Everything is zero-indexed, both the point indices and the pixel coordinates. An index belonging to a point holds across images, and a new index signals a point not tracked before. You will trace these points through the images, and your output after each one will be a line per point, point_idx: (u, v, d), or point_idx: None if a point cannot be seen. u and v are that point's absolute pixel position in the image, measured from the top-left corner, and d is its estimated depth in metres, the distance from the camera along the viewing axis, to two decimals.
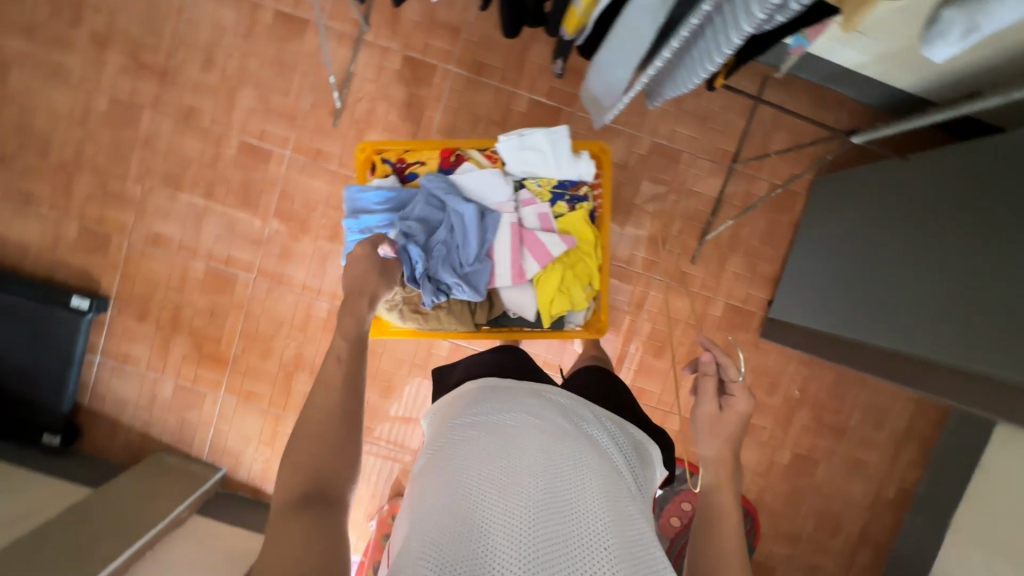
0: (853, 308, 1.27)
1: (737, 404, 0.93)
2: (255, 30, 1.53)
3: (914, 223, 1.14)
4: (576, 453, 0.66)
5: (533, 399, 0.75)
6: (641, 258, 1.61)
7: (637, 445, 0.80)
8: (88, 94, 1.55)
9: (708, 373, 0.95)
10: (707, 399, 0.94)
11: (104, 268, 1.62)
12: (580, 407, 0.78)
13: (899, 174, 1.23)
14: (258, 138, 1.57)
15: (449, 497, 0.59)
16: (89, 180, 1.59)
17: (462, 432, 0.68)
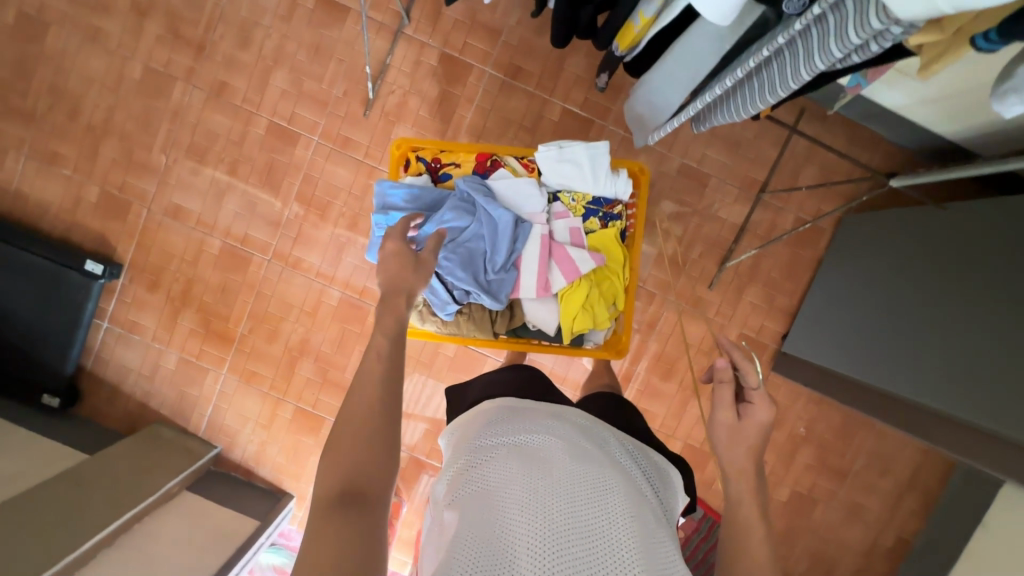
0: (860, 351, 1.25)
1: (756, 413, 0.91)
2: (296, 13, 1.52)
3: (944, 276, 1.11)
4: (600, 476, 0.64)
5: (553, 419, 0.74)
6: (658, 279, 1.60)
7: (656, 470, 0.78)
8: (123, 60, 1.55)
9: (727, 382, 0.93)
10: (727, 408, 0.92)
11: (121, 234, 1.61)
12: (599, 428, 0.76)
13: (931, 223, 1.19)
14: (287, 121, 1.56)
15: (472, 523, 0.59)
16: (115, 146, 1.58)
17: (483, 453, 0.68)
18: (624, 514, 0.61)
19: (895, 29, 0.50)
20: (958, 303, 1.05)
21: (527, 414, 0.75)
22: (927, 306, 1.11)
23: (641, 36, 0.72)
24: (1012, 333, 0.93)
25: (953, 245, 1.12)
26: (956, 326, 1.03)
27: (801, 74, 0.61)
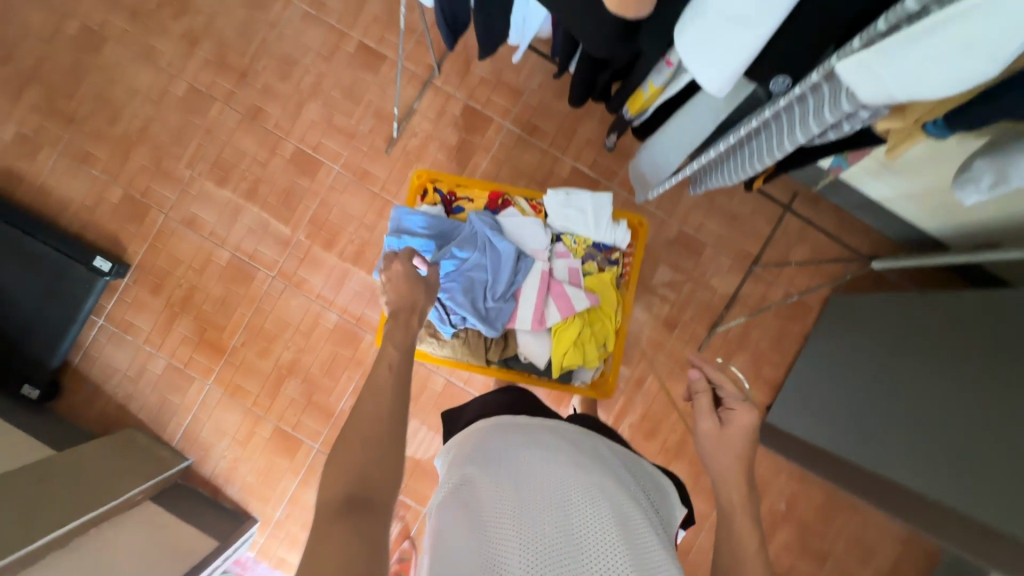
0: (846, 422, 1.29)
1: (738, 418, 0.92)
2: (337, 55, 1.65)
3: (927, 356, 1.15)
4: (590, 486, 0.66)
5: (547, 436, 0.77)
6: (649, 337, 1.64)
7: (651, 490, 0.79)
8: (169, 77, 1.66)
9: (705, 393, 0.96)
10: (708, 417, 0.94)
11: (134, 236, 1.66)
12: (593, 446, 0.79)
13: (917, 309, 1.24)
14: (313, 149, 1.65)
15: (466, 529, 0.61)
16: (145, 153, 1.66)
17: (479, 465, 0.71)
18: (613, 520, 0.62)
19: (864, 112, 0.57)
20: (935, 383, 1.10)
21: (524, 434, 0.78)
22: (908, 384, 1.16)
23: (648, 102, 0.80)
24: (978, 415, 0.98)
25: (930, 328, 1.19)
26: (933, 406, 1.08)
27: (787, 144, 0.69)
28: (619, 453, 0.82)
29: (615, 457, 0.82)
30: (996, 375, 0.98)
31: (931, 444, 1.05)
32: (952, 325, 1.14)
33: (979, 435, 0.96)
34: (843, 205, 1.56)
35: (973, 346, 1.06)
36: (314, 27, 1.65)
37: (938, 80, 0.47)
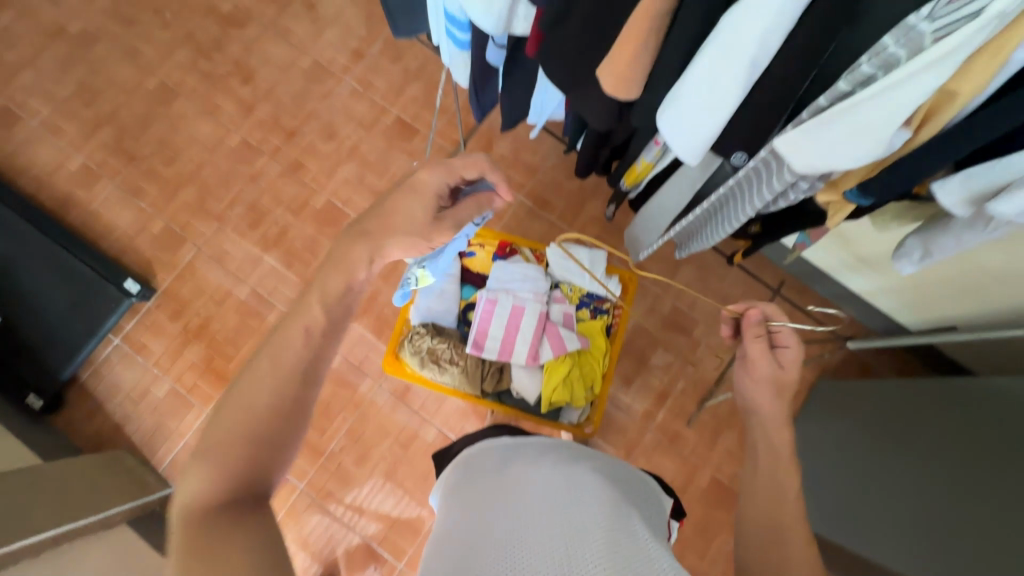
0: (821, 488, 1.34)
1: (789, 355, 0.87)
2: (376, 125, 1.86)
3: (908, 435, 1.18)
4: (579, 497, 0.71)
5: (544, 465, 0.83)
6: (639, 408, 1.66)
7: (648, 513, 0.79)
8: (226, 131, 1.87)
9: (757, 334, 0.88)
10: (762, 355, 0.87)
11: (166, 265, 1.79)
12: (586, 468, 0.82)
13: (899, 390, 1.28)
14: (343, 203, 1.82)
15: (468, 544, 0.67)
16: (192, 193, 1.83)
17: (485, 498, 0.78)
18: (601, 521, 0.65)
19: (804, 182, 0.61)
20: (901, 451, 1.16)
21: (532, 458, 0.87)
22: (876, 452, 1.22)
23: (648, 172, 0.90)
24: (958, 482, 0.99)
25: (903, 399, 1.26)
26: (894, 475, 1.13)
27: (748, 210, 0.72)
28: (611, 471, 0.86)
29: (614, 475, 0.84)
30: (976, 452, 1.01)
31: (889, 509, 1.10)
32: (924, 401, 1.21)
33: (927, 500, 1.02)
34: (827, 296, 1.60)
35: (941, 421, 1.13)
36: (360, 101, 1.87)
37: (854, 156, 0.50)
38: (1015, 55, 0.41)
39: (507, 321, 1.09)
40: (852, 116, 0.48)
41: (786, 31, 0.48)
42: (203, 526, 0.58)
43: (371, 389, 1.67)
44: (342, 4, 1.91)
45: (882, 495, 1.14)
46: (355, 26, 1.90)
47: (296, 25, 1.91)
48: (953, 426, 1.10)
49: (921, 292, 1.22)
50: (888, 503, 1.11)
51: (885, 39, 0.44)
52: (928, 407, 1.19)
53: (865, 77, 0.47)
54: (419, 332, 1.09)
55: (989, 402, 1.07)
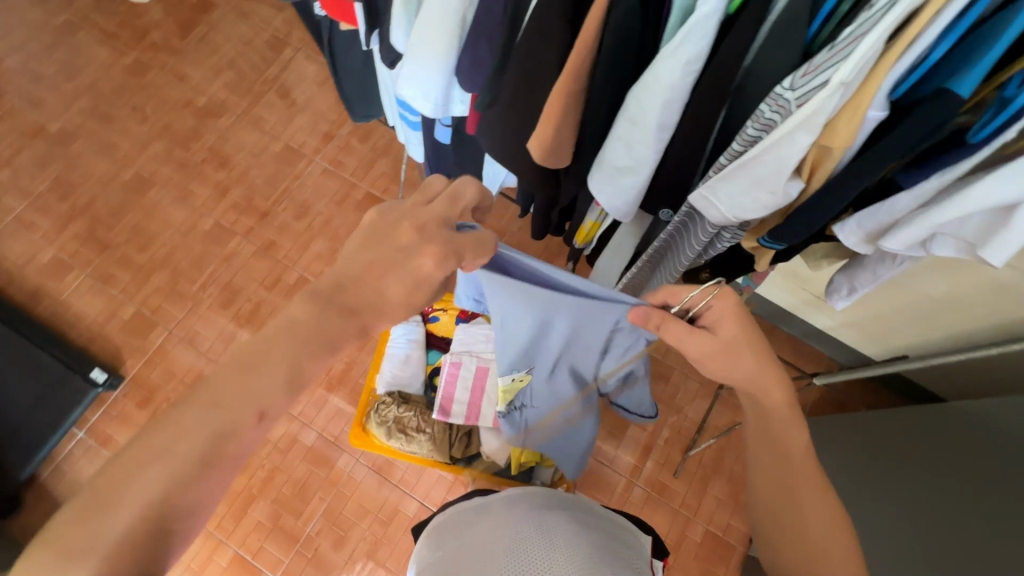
0: None
1: (720, 310, 0.69)
2: (347, 201, 1.91)
3: (894, 461, 1.15)
4: (545, 547, 0.71)
5: (519, 513, 0.81)
6: (626, 461, 1.57)
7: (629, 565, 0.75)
8: (200, 215, 1.91)
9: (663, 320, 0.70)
10: (689, 339, 0.69)
11: (136, 351, 1.76)
12: (563, 516, 0.80)
13: (884, 422, 1.26)
14: (316, 277, 1.83)
15: None
16: (164, 277, 1.84)
17: (458, 549, 0.78)
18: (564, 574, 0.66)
19: (725, 234, 0.67)
20: (889, 474, 1.13)
21: (507, 507, 0.84)
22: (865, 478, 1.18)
23: (598, 230, 0.94)
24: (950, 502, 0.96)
25: (888, 423, 1.24)
26: (884, 495, 1.10)
27: (686, 256, 0.76)
28: (591, 520, 0.82)
29: (594, 522, 0.81)
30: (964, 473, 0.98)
31: (879, 531, 1.05)
32: (909, 423, 1.20)
33: (921, 522, 0.98)
34: (794, 334, 1.58)
35: (929, 441, 1.12)
36: (330, 179, 1.94)
37: (757, 205, 0.55)
38: (870, 112, 0.45)
39: (472, 382, 1.09)
40: (746, 173, 0.52)
41: (677, 105, 0.54)
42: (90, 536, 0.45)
43: (348, 465, 1.61)
44: (313, 92, 2.03)
45: (870, 517, 1.09)
46: (326, 112, 2.01)
47: (269, 114, 2.01)
48: (941, 445, 1.08)
49: (879, 324, 1.25)
50: (877, 525, 1.07)
51: (761, 105, 0.49)
52: (918, 428, 1.17)
53: (751, 138, 0.52)
54: (384, 402, 1.09)
55: (972, 422, 1.07)
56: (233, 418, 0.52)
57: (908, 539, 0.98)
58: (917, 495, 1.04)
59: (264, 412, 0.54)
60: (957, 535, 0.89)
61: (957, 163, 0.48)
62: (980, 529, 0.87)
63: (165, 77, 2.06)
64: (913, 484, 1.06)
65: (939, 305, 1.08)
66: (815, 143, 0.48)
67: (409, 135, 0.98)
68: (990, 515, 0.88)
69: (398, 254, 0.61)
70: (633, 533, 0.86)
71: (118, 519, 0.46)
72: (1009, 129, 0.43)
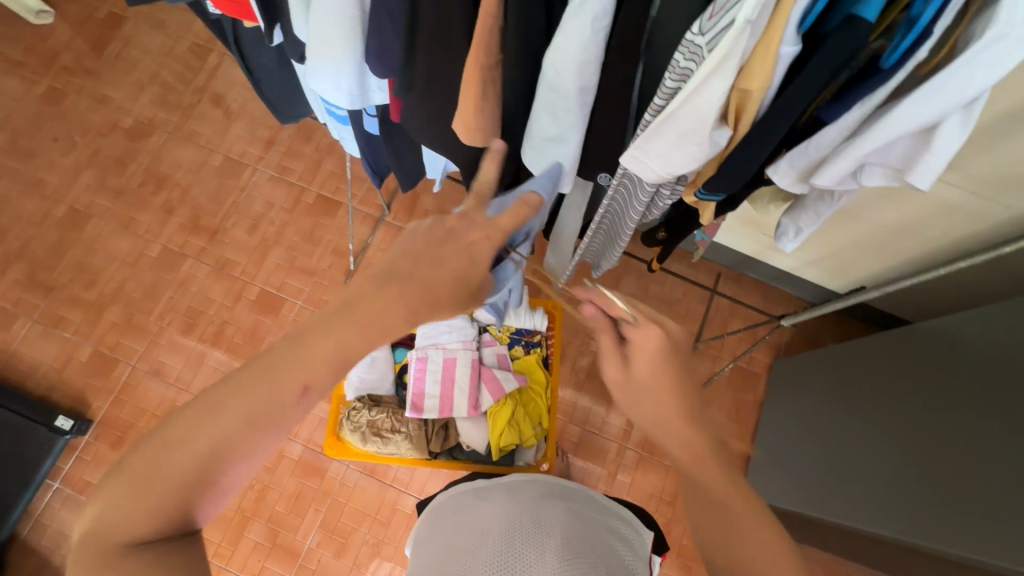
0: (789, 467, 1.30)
1: (641, 344, 0.73)
2: (298, 206, 1.84)
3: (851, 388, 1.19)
4: (534, 542, 0.71)
5: (505, 504, 0.82)
6: (615, 426, 1.58)
7: (610, 548, 0.76)
8: (146, 242, 1.82)
9: (601, 327, 0.77)
10: (610, 355, 0.75)
11: (101, 392, 1.69)
12: (546, 505, 0.80)
13: (836, 350, 1.29)
14: (277, 289, 1.77)
15: None
16: (118, 311, 1.76)
17: (443, 545, 0.78)
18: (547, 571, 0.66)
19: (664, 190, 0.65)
20: (847, 402, 1.17)
21: (494, 498, 0.85)
22: (831, 410, 1.22)
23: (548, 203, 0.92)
24: (902, 415, 1.00)
25: (842, 351, 1.27)
26: (862, 433, 1.09)
27: (631, 218, 0.75)
28: (578, 507, 0.83)
29: (578, 508, 0.82)
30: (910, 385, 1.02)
31: (874, 475, 1.00)
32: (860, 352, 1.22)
33: (884, 442, 1.01)
34: (761, 278, 1.59)
35: (892, 370, 1.09)
36: (278, 187, 1.86)
37: (686, 158, 0.53)
38: (783, 49, 0.44)
39: (441, 375, 1.08)
40: (671, 128, 0.51)
41: (593, 65, 0.52)
42: (164, 455, 0.51)
43: (339, 472, 1.59)
44: (246, 97, 1.94)
45: (839, 447, 1.14)
46: (262, 117, 1.92)
47: (203, 126, 1.92)
48: (902, 370, 1.07)
49: (839, 258, 1.26)
50: (870, 470, 1.02)
51: (675, 55, 0.47)
52: (878, 360, 1.15)
53: (671, 91, 0.50)
54: (355, 409, 1.08)
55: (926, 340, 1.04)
56: (278, 395, 0.54)
57: (908, 479, 0.92)
58: (875, 415, 1.07)
59: (307, 388, 0.55)
60: (917, 446, 0.93)
61: (876, 90, 0.47)
62: (935, 433, 0.90)
63: (84, 101, 1.94)
64: (869, 406, 1.10)
65: (892, 231, 1.10)
66: (733, 88, 0.47)
67: (340, 130, 0.93)
68: (939, 419, 0.91)
69: (449, 240, 0.62)
70: (633, 526, 0.88)
71: (190, 446, 0.51)
72: (918, 49, 0.43)
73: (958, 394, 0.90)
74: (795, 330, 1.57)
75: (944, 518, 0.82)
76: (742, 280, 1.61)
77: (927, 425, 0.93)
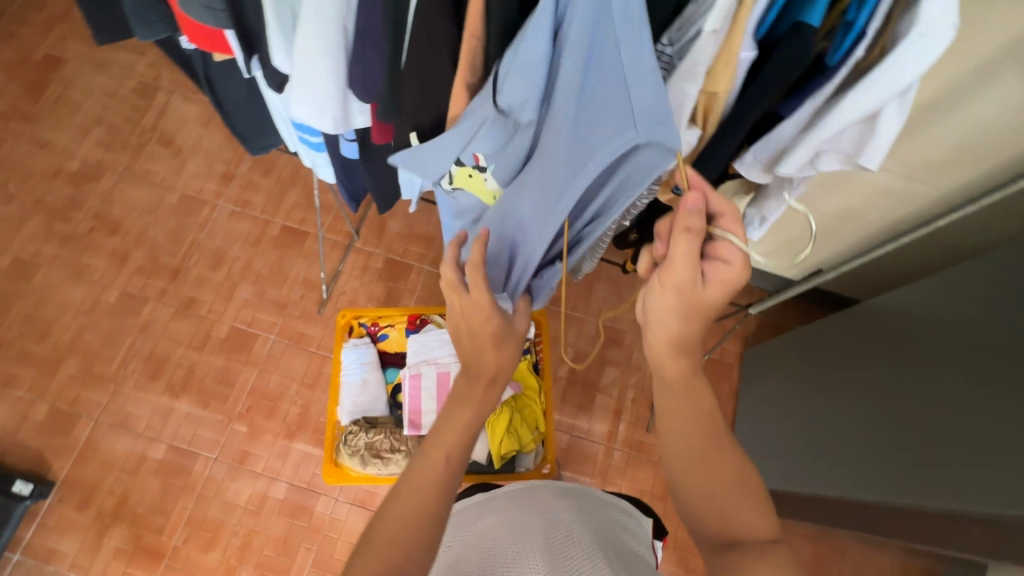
0: (769, 448, 1.36)
1: (727, 276, 0.61)
2: (263, 239, 1.81)
3: (818, 368, 1.25)
4: (545, 536, 0.73)
5: (516, 508, 0.83)
6: (600, 429, 1.61)
7: (624, 552, 0.75)
8: (101, 288, 1.74)
9: (695, 230, 0.59)
10: (684, 264, 0.60)
11: (61, 451, 1.58)
12: (558, 508, 0.81)
13: (799, 335, 1.37)
14: (248, 324, 1.72)
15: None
16: (75, 363, 1.66)
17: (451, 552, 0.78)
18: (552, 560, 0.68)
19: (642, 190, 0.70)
20: (817, 382, 1.24)
21: (500, 506, 0.86)
22: (803, 391, 1.28)
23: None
24: (871, 385, 1.06)
25: (805, 334, 1.34)
26: (834, 408, 1.15)
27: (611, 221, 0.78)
28: (585, 508, 0.84)
29: (587, 510, 0.83)
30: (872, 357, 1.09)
31: (858, 445, 1.03)
32: (820, 333, 1.29)
33: (858, 412, 1.07)
34: None
35: (852, 345, 1.17)
36: (240, 221, 1.82)
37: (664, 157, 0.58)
38: (743, 54, 0.49)
39: (436, 389, 1.07)
40: None
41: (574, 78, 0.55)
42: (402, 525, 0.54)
43: (328, 507, 1.55)
44: (200, 133, 1.90)
45: (816, 425, 1.19)
46: (218, 152, 1.88)
47: (155, 166, 1.86)
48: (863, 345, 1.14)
49: (794, 246, 1.35)
50: (847, 441, 1.08)
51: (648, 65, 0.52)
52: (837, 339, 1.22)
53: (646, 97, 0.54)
54: (352, 431, 1.06)
55: (891, 313, 1.09)
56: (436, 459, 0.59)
57: (885, 442, 0.97)
58: (845, 391, 1.13)
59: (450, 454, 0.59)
60: (889, 413, 0.98)
61: (823, 85, 0.53)
62: (904, 397, 0.96)
63: (24, 147, 1.85)
64: (837, 383, 1.17)
65: (838, 217, 1.20)
66: (702, 91, 0.52)
67: (314, 157, 0.94)
68: (904, 383, 0.98)
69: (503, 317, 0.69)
70: (631, 515, 0.90)
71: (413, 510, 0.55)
72: (857, 48, 0.49)
73: (915, 360, 0.97)
74: (760, 318, 1.66)
75: (924, 474, 0.87)
76: None
77: (896, 391, 0.99)
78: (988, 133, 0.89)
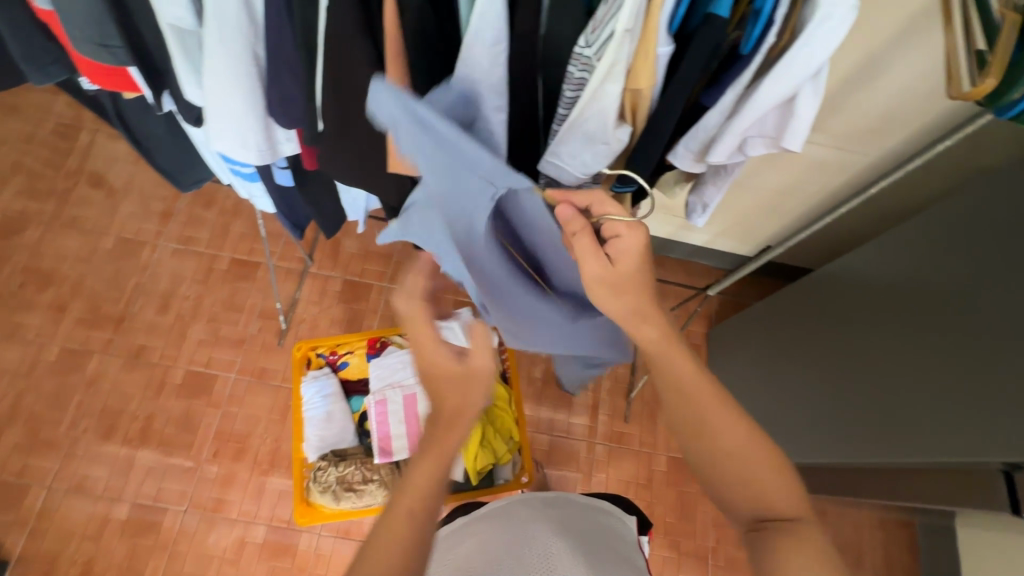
0: None
1: (630, 245, 0.59)
2: (211, 275, 1.73)
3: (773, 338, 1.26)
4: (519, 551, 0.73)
5: (497, 523, 0.82)
6: (580, 425, 1.60)
7: (604, 563, 0.73)
8: (39, 347, 1.63)
9: (579, 228, 0.59)
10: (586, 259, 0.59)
11: (13, 526, 1.47)
12: (538, 521, 0.80)
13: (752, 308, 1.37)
14: (205, 366, 1.64)
15: None
16: (18, 430, 1.55)
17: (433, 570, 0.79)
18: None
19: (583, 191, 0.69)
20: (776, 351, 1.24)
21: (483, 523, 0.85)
22: (764, 361, 1.29)
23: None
24: (826, 351, 1.07)
25: (759, 307, 1.35)
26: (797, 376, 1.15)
27: None
28: (569, 521, 0.82)
29: (569, 521, 0.82)
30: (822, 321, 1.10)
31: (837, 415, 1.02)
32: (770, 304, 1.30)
33: (820, 378, 1.08)
34: (682, 257, 1.69)
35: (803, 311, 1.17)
36: (185, 259, 1.74)
37: (598, 157, 0.57)
38: (659, 49, 0.48)
39: (402, 412, 1.06)
40: (578, 132, 0.54)
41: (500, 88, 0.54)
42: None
43: (311, 544, 1.49)
44: (131, 172, 1.81)
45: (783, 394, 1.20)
46: (153, 189, 1.79)
47: (86, 210, 1.76)
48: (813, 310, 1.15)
49: (743, 225, 1.39)
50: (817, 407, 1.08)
51: (568, 68, 0.50)
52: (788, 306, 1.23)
53: (571, 100, 0.53)
54: (321, 467, 1.03)
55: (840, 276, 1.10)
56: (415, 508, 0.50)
57: (852, 405, 0.99)
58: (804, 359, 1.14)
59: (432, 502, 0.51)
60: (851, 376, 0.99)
61: (739, 75, 0.50)
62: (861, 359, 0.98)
63: None
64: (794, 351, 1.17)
65: (781, 192, 1.23)
66: (625, 90, 0.51)
67: (249, 188, 0.89)
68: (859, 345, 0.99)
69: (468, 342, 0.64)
70: (612, 515, 0.89)
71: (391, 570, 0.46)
72: (768, 35, 0.47)
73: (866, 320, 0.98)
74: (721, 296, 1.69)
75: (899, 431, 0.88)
76: (665, 262, 1.70)
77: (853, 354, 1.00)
78: (908, 97, 0.93)
